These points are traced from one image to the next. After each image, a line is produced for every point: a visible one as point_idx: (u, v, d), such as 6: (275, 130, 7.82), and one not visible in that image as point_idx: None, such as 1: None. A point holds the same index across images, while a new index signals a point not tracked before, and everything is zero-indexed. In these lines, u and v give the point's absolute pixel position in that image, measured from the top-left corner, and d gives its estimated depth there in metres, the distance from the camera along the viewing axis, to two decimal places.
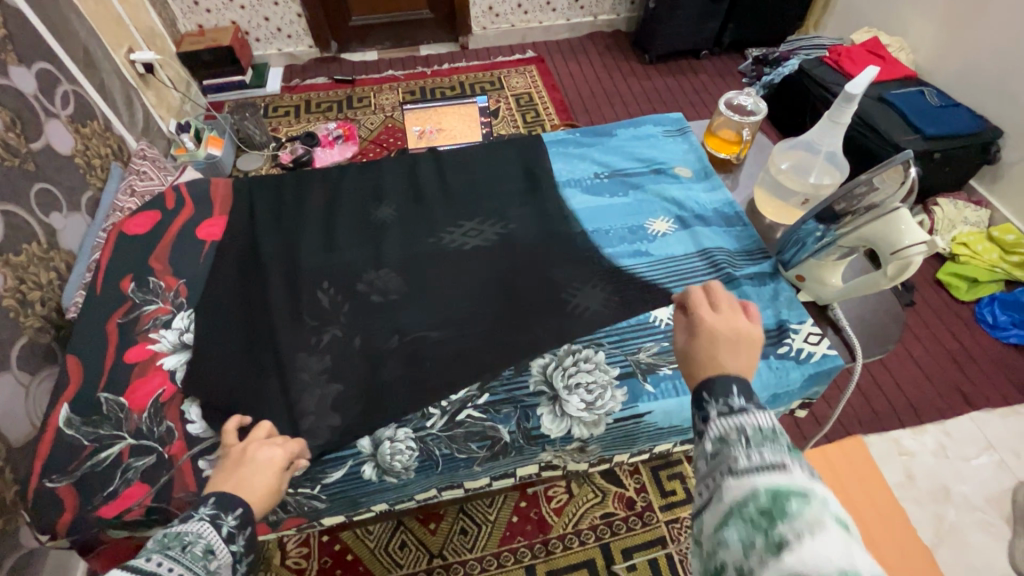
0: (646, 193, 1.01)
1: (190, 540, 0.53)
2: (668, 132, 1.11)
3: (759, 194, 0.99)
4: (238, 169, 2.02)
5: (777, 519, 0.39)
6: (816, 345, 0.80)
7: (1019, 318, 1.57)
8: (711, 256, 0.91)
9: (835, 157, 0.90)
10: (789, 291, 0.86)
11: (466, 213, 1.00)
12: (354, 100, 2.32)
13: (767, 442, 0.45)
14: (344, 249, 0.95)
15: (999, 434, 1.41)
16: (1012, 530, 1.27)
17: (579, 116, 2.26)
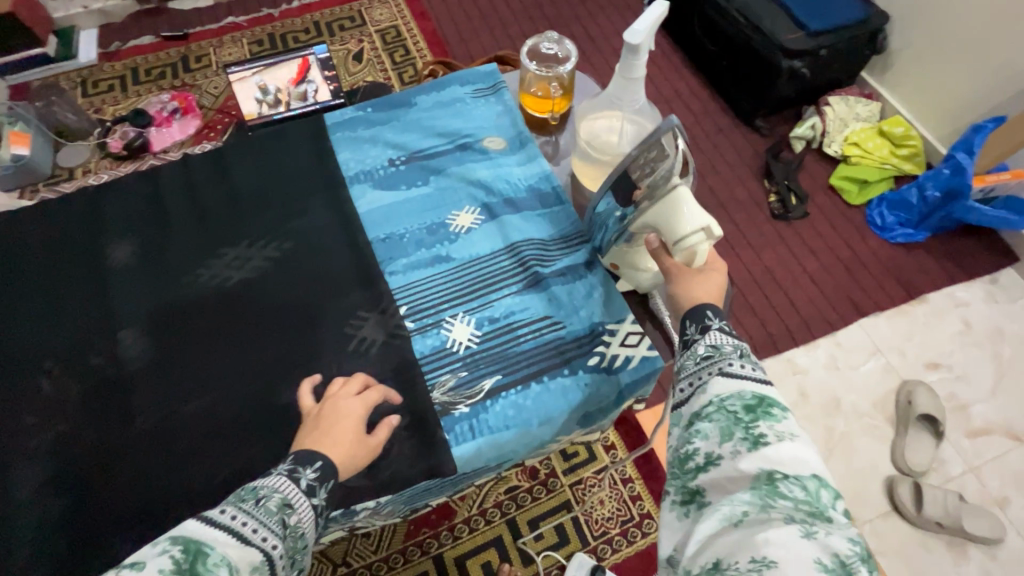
0: (450, 180, 0.90)
1: (265, 495, 0.57)
2: (479, 91, 0.98)
3: (574, 164, 0.89)
4: (61, 167, 1.72)
5: (759, 417, 0.54)
6: (635, 347, 0.77)
7: (906, 217, 1.56)
8: (519, 252, 0.84)
9: (643, 113, 0.84)
10: (602, 287, 0.81)
11: (239, 235, 0.86)
12: (192, 60, 1.97)
13: (753, 359, 0.61)
14: (111, 299, 0.82)
15: (887, 337, 1.44)
16: (894, 430, 1.32)
17: (456, 47, 2.00)
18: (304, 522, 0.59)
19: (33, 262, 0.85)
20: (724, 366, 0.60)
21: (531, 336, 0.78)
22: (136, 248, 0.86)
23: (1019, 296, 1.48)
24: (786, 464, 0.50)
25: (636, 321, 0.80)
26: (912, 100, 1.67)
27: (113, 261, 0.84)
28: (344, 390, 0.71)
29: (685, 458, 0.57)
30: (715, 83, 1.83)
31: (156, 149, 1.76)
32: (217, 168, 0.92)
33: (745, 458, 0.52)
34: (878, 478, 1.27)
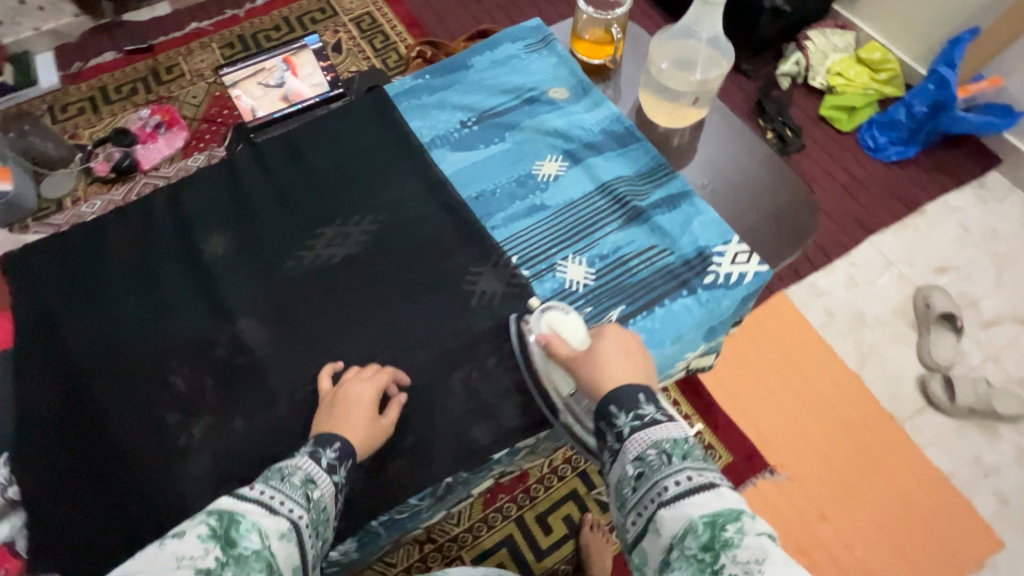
0: (526, 132, 0.94)
1: (289, 472, 0.61)
2: (530, 47, 1.02)
3: (647, 100, 0.94)
4: (46, 199, 1.64)
5: (719, 553, 0.49)
6: (747, 264, 0.81)
7: (896, 136, 1.64)
8: (613, 190, 0.88)
9: (718, 46, 0.87)
10: (698, 215, 0.85)
11: (331, 213, 0.88)
12: (162, 72, 1.89)
13: (686, 463, 0.57)
14: (220, 289, 0.83)
15: (895, 250, 1.53)
16: (917, 333, 1.41)
17: (434, 27, 1.97)
18: (326, 497, 0.61)
19: (130, 270, 0.85)
20: (661, 494, 0.55)
21: (644, 265, 0.82)
22: (231, 238, 0.87)
23: (1005, 196, 1.59)
24: None
25: (740, 241, 0.84)
26: (885, 25, 1.74)
27: (210, 255, 0.86)
28: (362, 377, 0.73)
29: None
30: None
31: (145, 167, 1.69)
32: (289, 156, 0.94)
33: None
34: (910, 379, 1.36)
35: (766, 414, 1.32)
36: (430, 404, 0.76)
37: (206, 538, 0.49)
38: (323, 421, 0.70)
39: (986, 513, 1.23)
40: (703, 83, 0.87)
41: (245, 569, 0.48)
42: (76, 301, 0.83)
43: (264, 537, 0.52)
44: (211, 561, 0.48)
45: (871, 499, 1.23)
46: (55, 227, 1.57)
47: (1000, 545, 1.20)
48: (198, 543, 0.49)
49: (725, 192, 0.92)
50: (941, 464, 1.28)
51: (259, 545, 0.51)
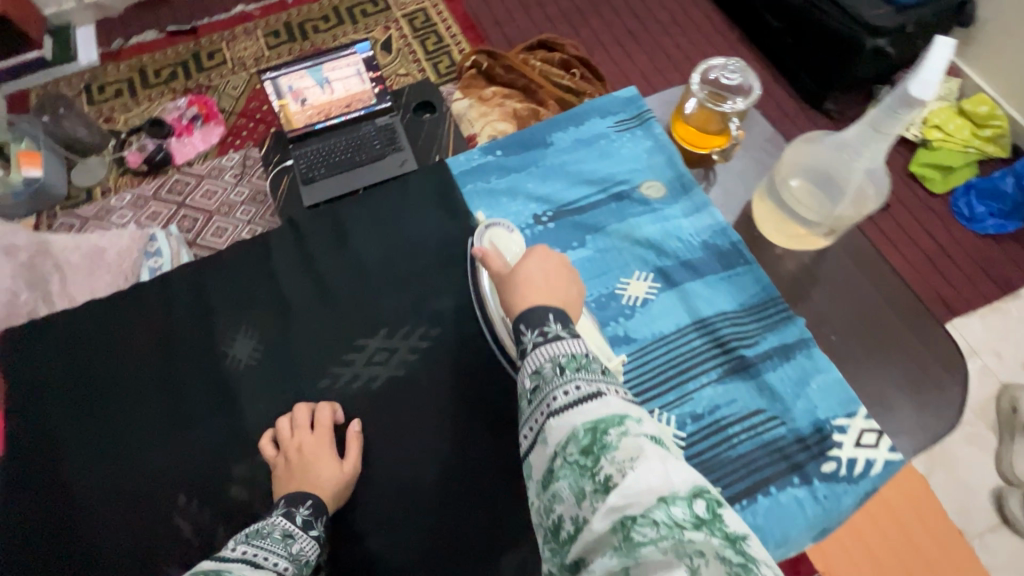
0: (612, 239, 0.92)
1: (268, 530, 0.66)
2: (620, 125, 1.01)
3: (762, 211, 0.90)
4: (75, 185, 1.57)
5: (598, 457, 0.48)
6: (875, 449, 0.77)
7: (998, 208, 1.47)
8: (713, 328, 0.85)
9: (872, 180, 0.78)
10: (817, 372, 0.82)
11: (374, 323, 0.90)
12: (204, 57, 1.79)
13: (576, 374, 0.56)
14: (242, 410, 0.86)
15: (981, 338, 1.37)
16: (997, 438, 1.27)
17: (491, 31, 1.83)
18: (306, 550, 0.67)
19: (142, 393, 0.87)
20: (550, 405, 0.55)
21: (746, 438, 0.79)
22: (257, 345, 0.89)
23: None
24: (638, 495, 0.44)
25: (867, 415, 0.80)
26: (998, 76, 1.54)
27: (234, 360, 0.88)
28: (295, 432, 0.80)
29: (555, 528, 0.50)
30: (780, 62, 1.70)
31: (178, 161, 1.61)
32: (337, 248, 0.95)
33: (599, 513, 0.45)
34: (984, 490, 1.22)
35: None
36: None
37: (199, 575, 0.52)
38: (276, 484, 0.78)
39: None
40: (828, 215, 0.81)
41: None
42: (80, 428, 0.85)
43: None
44: None
45: None
46: (80, 220, 1.49)
47: None
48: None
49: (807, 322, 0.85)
50: None
51: None
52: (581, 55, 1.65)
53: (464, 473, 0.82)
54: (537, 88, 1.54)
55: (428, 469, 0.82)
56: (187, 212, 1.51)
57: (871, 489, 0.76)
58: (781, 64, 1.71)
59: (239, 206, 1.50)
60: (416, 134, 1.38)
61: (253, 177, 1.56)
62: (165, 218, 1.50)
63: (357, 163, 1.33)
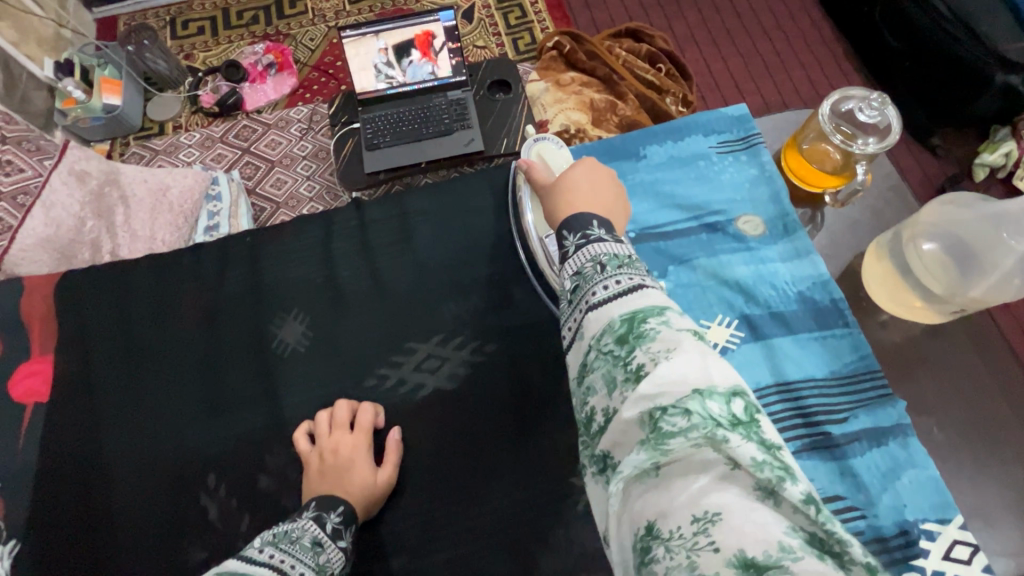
0: (699, 274, 0.86)
1: (297, 535, 0.64)
2: (722, 150, 0.94)
3: (880, 266, 0.84)
4: (149, 119, 1.60)
5: (633, 346, 0.47)
6: (967, 566, 0.68)
7: None
8: (797, 393, 0.78)
9: (1022, 268, 0.71)
10: (911, 467, 0.73)
11: (419, 330, 0.89)
12: (285, 4, 1.78)
13: (620, 270, 0.54)
14: (280, 396, 0.86)
15: None
16: None
17: (578, 12, 1.74)
18: (332, 561, 0.64)
19: (187, 366, 0.88)
20: (589, 299, 0.54)
21: None
22: (307, 330, 0.89)
23: None
24: (671, 385, 0.43)
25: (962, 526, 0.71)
26: None
27: (282, 342, 0.89)
28: (334, 430, 0.79)
29: (589, 422, 0.51)
30: (888, 85, 1.55)
31: (248, 107, 1.62)
32: (400, 245, 0.95)
33: (629, 401, 0.45)
34: None
35: None
36: None
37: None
38: (308, 483, 0.76)
39: None
40: (960, 291, 0.74)
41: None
42: (124, 389, 0.87)
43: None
44: None
45: None
46: (150, 151, 1.52)
47: None
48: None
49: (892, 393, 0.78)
50: None
51: None
52: (669, 50, 1.54)
53: (491, 477, 0.80)
54: (619, 79, 1.45)
55: (456, 469, 0.81)
56: (250, 159, 1.52)
57: None
58: (888, 87, 1.56)
59: (301, 160, 1.50)
60: (486, 113, 1.33)
61: (318, 133, 1.54)
62: (229, 161, 1.51)
63: (424, 134, 1.30)
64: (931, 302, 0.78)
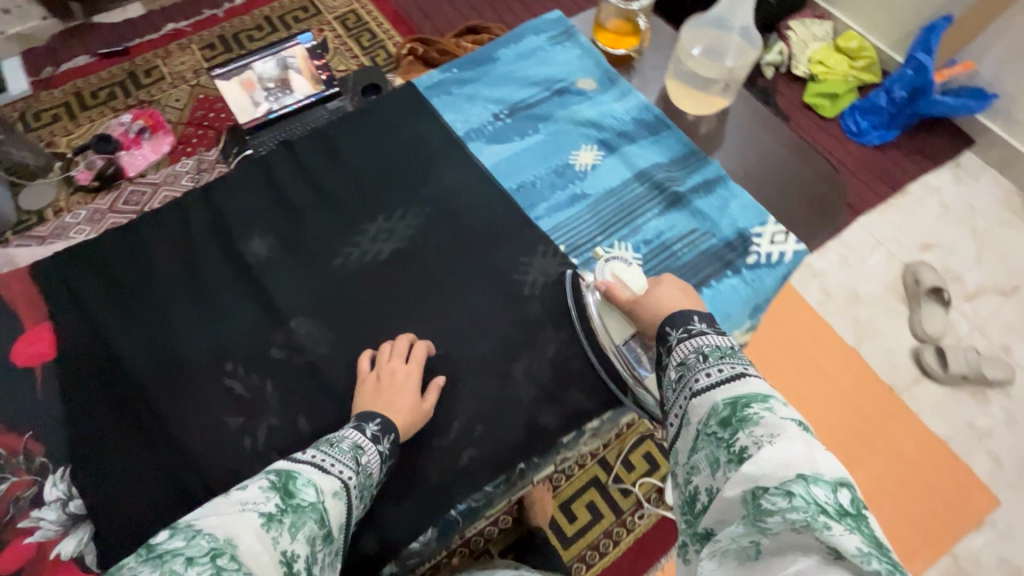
0: (558, 123, 0.98)
1: (337, 440, 0.67)
2: (554, 38, 1.07)
3: (675, 87, 1.00)
4: (25, 211, 1.56)
5: (736, 429, 0.54)
6: (784, 243, 0.88)
7: (877, 121, 1.72)
8: (650, 176, 0.93)
9: (748, 39, 0.91)
10: (733, 198, 0.91)
11: (374, 210, 0.90)
12: (140, 75, 1.82)
13: (721, 360, 0.63)
14: (270, 292, 0.84)
15: (885, 230, 1.59)
16: (908, 308, 1.48)
17: (421, 24, 1.96)
18: (373, 463, 0.67)
19: (169, 281, 0.85)
20: (695, 385, 0.62)
21: (688, 248, 0.87)
22: (274, 242, 0.87)
23: (980, 175, 1.69)
24: (773, 469, 0.49)
25: (774, 221, 0.90)
26: (861, 15, 1.81)
27: (253, 256, 0.87)
28: (392, 357, 0.77)
29: (692, 499, 0.56)
30: None
31: (130, 174, 1.63)
32: (326, 153, 0.95)
33: (732, 481, 0.51)
34: (904, 352, 1.43)
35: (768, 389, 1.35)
36: (482, 399, 0.78)
37: (268, 488, 0.55)
38: (360, 400, 0.74)
39: (982, 474, 1.30)
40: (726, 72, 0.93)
41: (302, 517, 0.54)
42: (123, 321, 0.82)
43: (318, 492, 0.58)
44: (271, 507, 0.54)
45: (874, 463, 1.29)
46: (37, 239, 1.49)
47: (998, 504, 1.27)
48: (260, 493, 0.55)
49: (750, 180, 0.96)
50: (939, 430, 1.35)
51: (315, 498, 0.57)
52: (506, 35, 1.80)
53: None
54: None
55: None
56: None
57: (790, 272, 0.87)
58: None
59: None
60: None
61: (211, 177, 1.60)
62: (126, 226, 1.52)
63: None
64: (711, 90, 0.96)
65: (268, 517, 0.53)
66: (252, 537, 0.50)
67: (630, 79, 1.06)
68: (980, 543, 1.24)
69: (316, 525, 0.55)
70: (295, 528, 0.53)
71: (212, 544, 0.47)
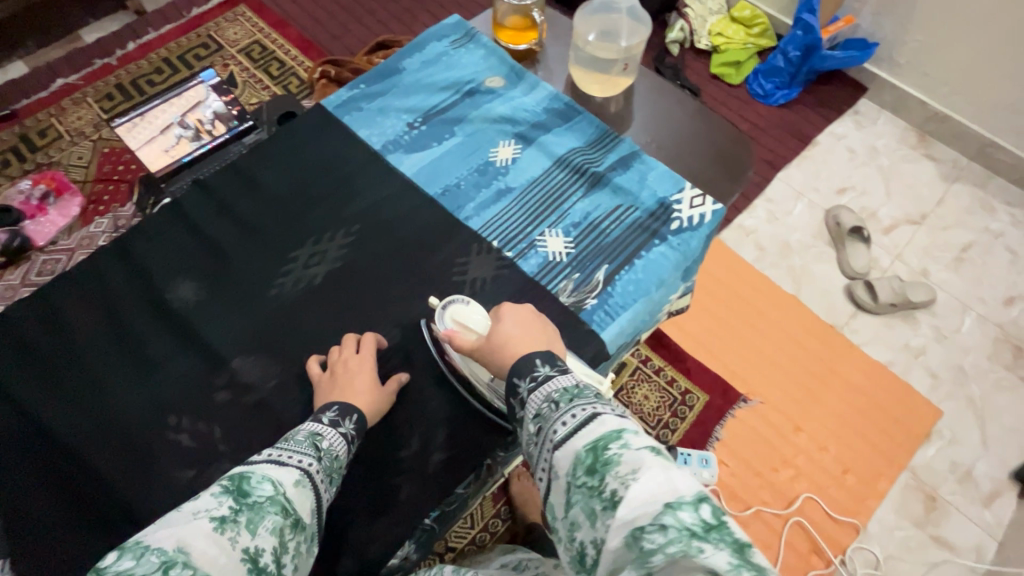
0: (473, 123, 0.99)
1: (293, 434, 0.69)
2: (456, 42, 1.08)
3: (580, 75, 1.02)
4: None
5: (603, 474, 0.54)
6: (703, 205, 0.91)
7: (780, 81, 1.82)
8: (570, 161, 0.95)
9: (636, 23, 1.00)
10: (651, 169, 0.94)
11: (301, 235, 0.88)
12: (35, 137, 1.70)
13: (572, 403, 0.61)
14: (203, 336, 0.81)
15: (802, 180, 1.70)
16: (835, 249, 1.58)
17: (330, 45, 1.93)
18: (336, 446, 0.69)
19: (91, 343, 0.80)
20: (553, 439, 0.59)
21: (616, 225, 0.89)
22: (200, 286, 0.84)
23: (876, 117, 1.82)
24: (645, 507, 0.49)
25: (692, 187, 0.93)
26: None
27: (180, 302, 0.83)
28: (343, 351, 0.78)
29: (581, 557, 0.54)
30: None
31: (40, 242, 1.50)
32: (243, 185, 0.92)
33: (612, 529, 0.50)
34: (839, 290, 1.53)
35: (720, 344, 1.43)
36: (443, 404, 0.78)
37: (221, 493, 0.56)
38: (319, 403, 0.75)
39: (922, 390, 1.41)
40: (624, 48, 0.98)
41: (261, 512, 0.56)
42: (42, 392, 0.77)
43: (276, 485, 0.60)
44: (225, 509, 0.55)
45: (827, 396, 1.38)
46: None
47: (941, 414, 1.38)
48: (213, 499, 0.56)
49: (661, 149, 1.00)
50: (880, 356, 1.44)
51: (272, 491, 0.59)
52: None
53: None
54: None
55: None
56: None
57: (714, 232, 0.90)
58: None
59: None
60: None
61: None
62: None
63: None
64: (611, 69, 1.00)
65: (222, 520, 0.54)
66: (206, 541, 0.51)
67: (538, 72, 1.08)
68: (932, 453, 1.33)
69: (277, 515, 0.57)
70: (254, 524, 0.55)
71: (162, 558, 0.48)
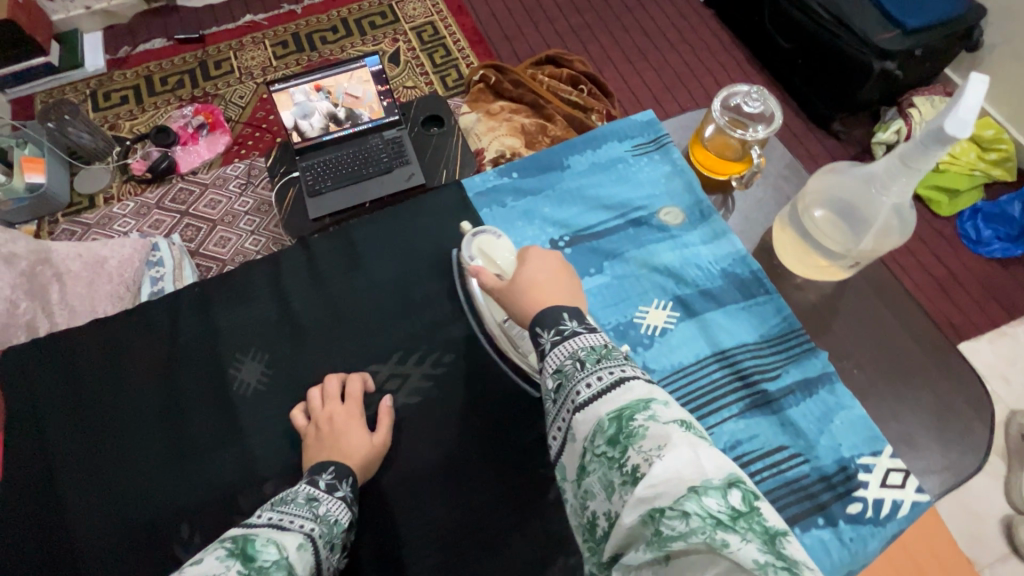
0: (630, 265, 0.87)
1: (290, 495, 0.63)
2: (640, 147, 0.96)
3: (784, 237, 0.85)
4: (78, 193, 1.55)
5: (625, 446, 0.43)
6: (902, 490, 0.73)
7: (1004, 231, 1.47)
8: (733, 360, 0.80)
9: (898, 214, 0.72)
10: (840, 409, 0.77)
11: (391, 342, 0.87)
12: (211, 65, 1.79)
13: (599, 364, 0.52)
14: (255, 423, 0.83)
15: (991, 363, 1.36)
16: (1007, 465, 1.25)
17: (500, 46, 1.84)
18: (333, 510, 0.64)
19: (165, 382, 0.86)
20: (574, 399, 0.51)
21: (770, 476, 0.74)
22: (265, 370, 0.86)
23: None
24: (666, 484, 0.39)
25: (895, 457, 0.75)
26: (1003, 103, 1.55)
27: (242, 381, 0.85)
28: (327, 402, 0.79)
29: (592, 526, 0.46)
30: (788, 82, 1.70)
31: (182, 170, 1.59)
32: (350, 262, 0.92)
33: (627, 505, 0.40)
34: (994, 519, 1.21)
35: None
36: None
37: (227, 556, 0.47)
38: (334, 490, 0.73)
39: None
40: (852, 247, 0.76)
41: None
42: (109, 416, 0.85)
43: (281, 549, 0.52)
44: None
45: None
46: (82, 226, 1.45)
47: None
48: (219, 562, 0.47)
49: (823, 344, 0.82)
50: None
51: (278, 554, 0.51)
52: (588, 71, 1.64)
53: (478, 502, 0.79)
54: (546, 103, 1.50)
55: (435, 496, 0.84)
56: (190, 221, 1.50)
57: (902, 533, 0.71)
58: (789, 86, 1.70)
59: (242, 216, 1.49)
60: (423, 149, 1.31)
61: (258, 187, 1.54)
62: (168, 226, 1.49)
63: (363, 176, 1.27)
64: (830, 259, 0.80)
65: None
66: None
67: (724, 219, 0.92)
68: None
69: None
70: None
71: None
